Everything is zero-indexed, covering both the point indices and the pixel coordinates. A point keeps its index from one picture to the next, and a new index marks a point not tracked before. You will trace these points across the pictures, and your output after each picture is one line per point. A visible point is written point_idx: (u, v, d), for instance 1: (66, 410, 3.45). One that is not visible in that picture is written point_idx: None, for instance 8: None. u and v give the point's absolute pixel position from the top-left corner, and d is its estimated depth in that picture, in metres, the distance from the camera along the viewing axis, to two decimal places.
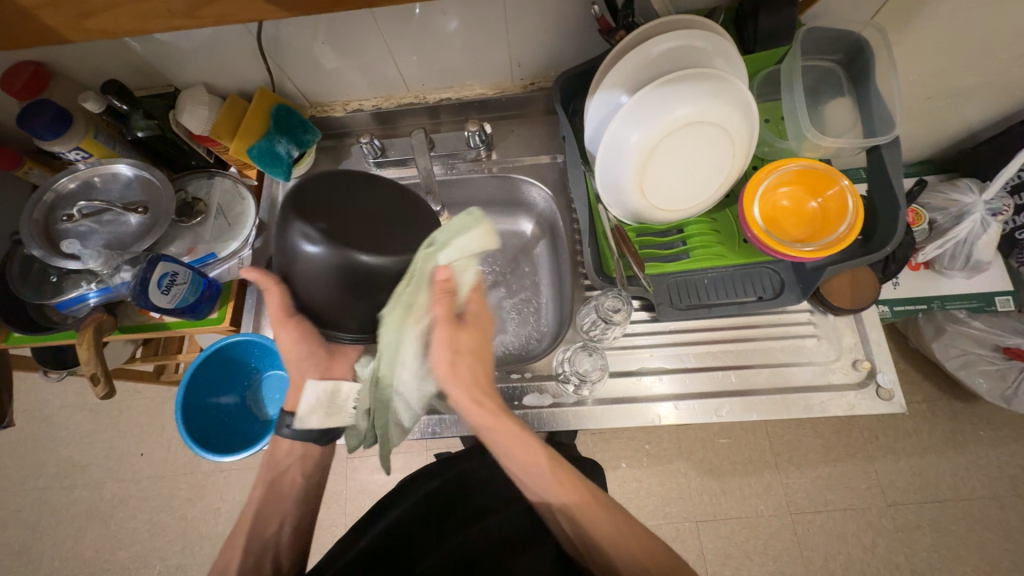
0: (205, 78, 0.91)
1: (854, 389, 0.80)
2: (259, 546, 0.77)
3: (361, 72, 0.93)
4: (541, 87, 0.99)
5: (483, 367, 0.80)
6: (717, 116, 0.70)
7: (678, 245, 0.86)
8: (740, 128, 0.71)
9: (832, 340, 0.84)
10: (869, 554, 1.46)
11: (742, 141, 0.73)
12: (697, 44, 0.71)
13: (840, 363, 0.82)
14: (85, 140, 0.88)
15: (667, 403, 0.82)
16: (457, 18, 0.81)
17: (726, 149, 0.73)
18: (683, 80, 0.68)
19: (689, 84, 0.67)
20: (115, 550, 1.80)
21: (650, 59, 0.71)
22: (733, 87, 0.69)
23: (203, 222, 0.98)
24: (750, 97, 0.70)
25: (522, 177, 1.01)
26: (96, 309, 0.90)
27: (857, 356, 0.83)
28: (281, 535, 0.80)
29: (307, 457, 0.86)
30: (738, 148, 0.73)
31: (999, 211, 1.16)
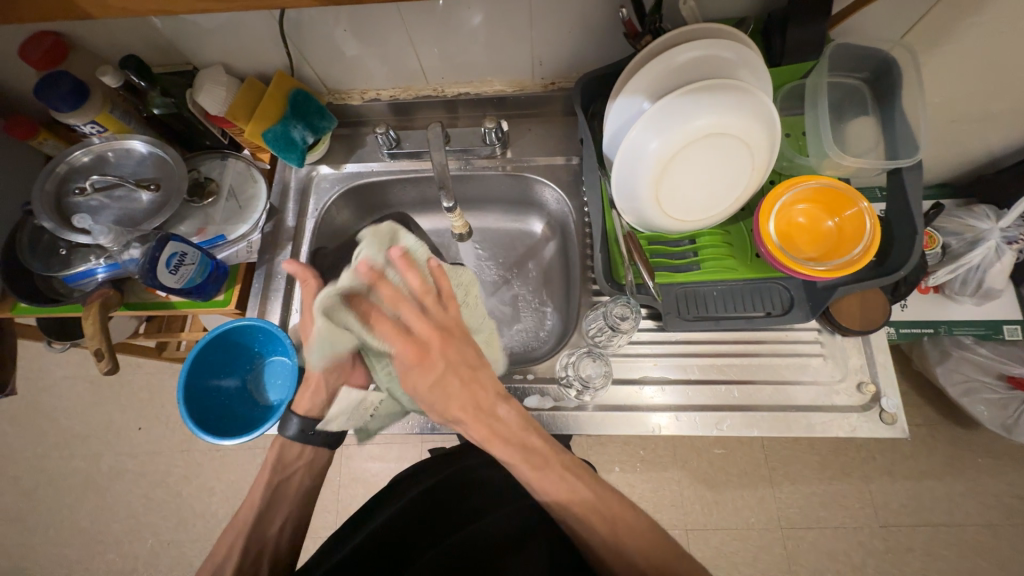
0: (225, 58, 0.91)
1: (857, 411, 0.80)
2: (259, 544, 0.79)
3: (381, 61, 0.93)
4: (561, 87, 0.98)
5: (477, 388, 0.73)
6: (738, 129, 0.68)
7: (690, 255, 0.85)
8: (761, 143, 0.70)
9: (839, 361, 0.83)
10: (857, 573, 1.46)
11: (763, 156, 0.72)
12: (722, 56, 0.70)
13: (845, 384, 0.82)
14: (101, 115, 0.87)
15: (669, 413, 0.82)
16: (481, 14, 0.80)
17: (745, 161, 0.72)
18: (704, 90, 0.67)
19: (712, 94, 0.67)
20: (111, 522, 1.82)
21: (674, 67, 0.70)
22: (757, 101, 0.68)
23: (214, 203, 0.97)
24: (773, 110, 0.69)
25: (535, 177, 1.00)
26: (103, 285, 0.90)
27: (862, 378, 0.82)
28: (275, 527, 0.82)
29: (314, 461, 0.88)
30: (757, 162, 0.72)
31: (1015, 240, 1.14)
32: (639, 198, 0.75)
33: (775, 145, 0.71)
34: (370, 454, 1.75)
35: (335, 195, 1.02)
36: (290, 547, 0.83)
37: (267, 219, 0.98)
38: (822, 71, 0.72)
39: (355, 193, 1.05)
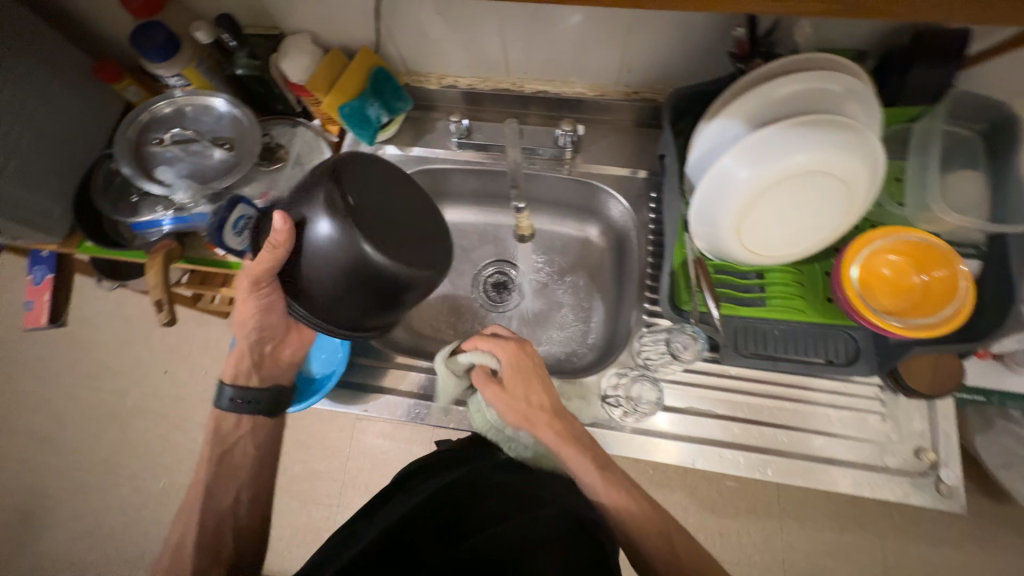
0: (313, 27, 0.91)
1: (912, 478, 0.76)
2: (214, 519, 0.80)
3: (466, 48, 0.91)
4: (644, 97, 0.95)
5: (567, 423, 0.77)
6: (840, 166, 0.65)
7: (755, 289, 0.82)
8: (861, 183, 0.66)
9: (900, 422, 0.79)
10: None
11: (859, 196, 0.68)
12: (831, 89, 0.66)
13: (902, 448, 0.78)
14: (187, 68, 0.88)
15: (711, 449, 0.79)
16: (580, 14, 0.78)
17: (840, 200, 0.68)
18: (808, 124, 0.63)
19: (817, 130, 0.63)
20: (126, 458, 1.88)
21: (778, 96, 0.67)
22: (864, 140, 0.64)
23: (280, 169, 0.98)
24: (879, 151, 0.65)
25: (602, 185, 0.98)
26: (168, 236, 0.92)
27: (922, 444, 0.78)
28: (230, 503, 0.83)
29: (257, 430, 0.88)
30: (853, 202, 0.68)
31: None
32: (719, 227, 0.72)
33: (874, 186, 0.67)
34: (379, 431, 1.72)
35: None
36: (250, 518, 0.85)
37: None
38: (937, 117, 0.69)
39: (418, 177, 1.04)
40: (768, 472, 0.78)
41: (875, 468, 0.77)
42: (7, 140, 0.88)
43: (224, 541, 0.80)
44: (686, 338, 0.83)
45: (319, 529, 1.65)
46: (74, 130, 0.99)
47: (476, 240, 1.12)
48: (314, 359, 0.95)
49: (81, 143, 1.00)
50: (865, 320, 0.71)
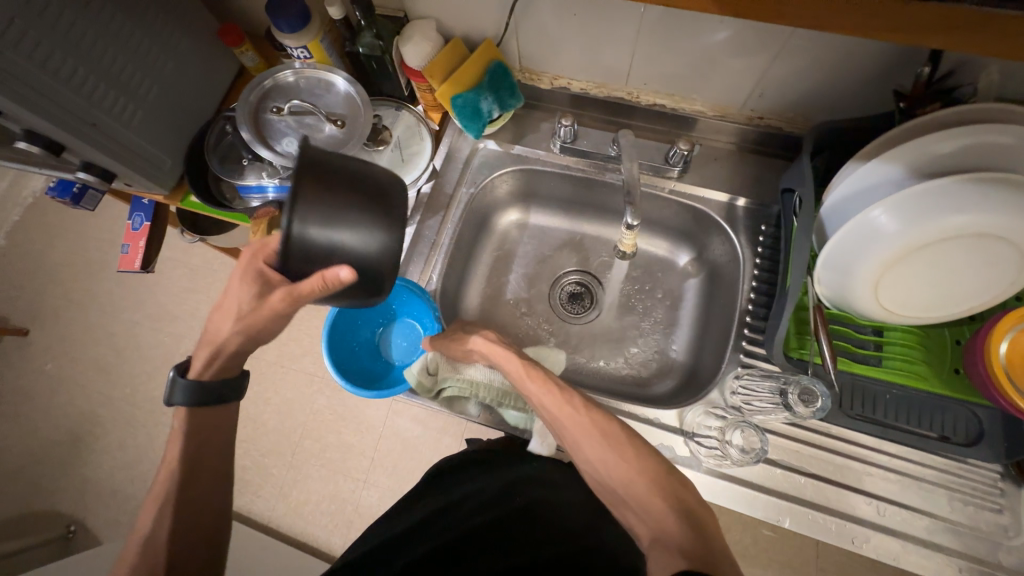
0: (440, 15, 0.90)
1: None
2: (192, 507, 0.70)
3: (591, 53, 0.88)
4: (768, 124, 0.90)
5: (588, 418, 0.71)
6: (1012, 230, 0.58)
7: (871, 347, 0.76)
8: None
9: (1021, 518, 0.71)
10: None
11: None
12: (1017, 142, 0.59)
13: (1021, 547, 0.70)
14: (312, 42, 0.89)
15: (801, 510, 0.73)
16: (729, 30, 0.73)
17: (1004, 264, 0.61)
18: (982, 180, 0.57)
19: (997, 191, 0.57)
20: (142, 401, 1.78)
21: (948, 147, 0.61)
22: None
23: (381, 151, 0.98)
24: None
25: (707, 211, 0.93)
26: (270, 203, 0.95)
27: None
28: (201, 490, 0.72)
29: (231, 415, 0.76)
30: (1019, 266, 0.61)
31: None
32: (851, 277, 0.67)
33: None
34: (412, 414, 1.66)
35: (504, 172, 1.01)
36: (215, 513, 0.73)
37: (427, 180, 0.97)
38: None
39: (519, 175, 1.02)
40: (863, 547, 0.72)
41: (986, 566, 0.70)
42: (139, 92, 0.90)
43: (204, 525, 0.71)
44: (809, 391, 0.72)
45: (343, 502, 1.60)
46: (194, 88, 1.01)
47: (558, 245, 1.09)
48: (395, 345, 0.96)
49: (198, 101, 1.02)
50: (999, 400, 0.65)
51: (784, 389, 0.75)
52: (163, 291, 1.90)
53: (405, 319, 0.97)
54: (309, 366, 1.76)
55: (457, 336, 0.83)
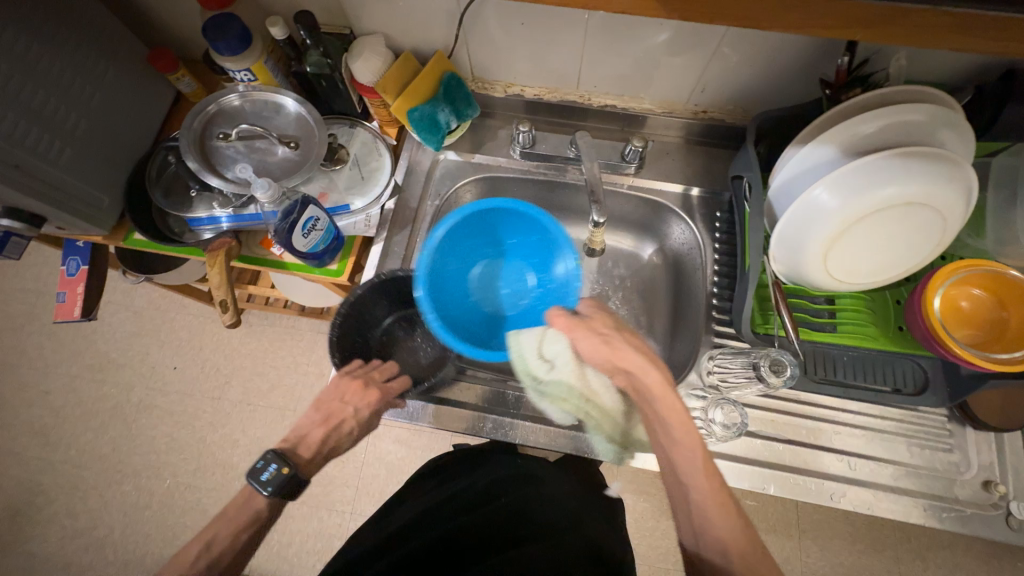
0: (387, 30, 0.89)
1: (982, 510, 0.76)
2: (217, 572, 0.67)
3: (541, 60, 0.91)
4: (711, 117, 0.95)
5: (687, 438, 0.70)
6: (932, 195, 0.65)
7: (826, 315, 0.82)
8: (951, 208, 0.67)
9: (970, 455, 0.79)
10: None
11: (947, 219, 0.68)
12: (926, 117, 0.66)
13: (971, 480, 0.78)
14: (256, 64, 0.86)
15: (782, 474, 0.78)
16: (669, 32, 0.78)
17: (929, 226, 0.69)
18: (900, 154, 0.63)
19: (913, 162, 0.64)
20: (92, 461, 1.63)
21: (869, 126, 0.67)
22: (957, 166, 0.64)
23: (339, 170, 0.96)
24: (970, 177, 0.65)
25: (665, 203, 0.97)
26: (226, 233, 0.90)
27: (991, 476, 0.77)
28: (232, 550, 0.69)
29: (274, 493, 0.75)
30: (941, 226, 0.68)
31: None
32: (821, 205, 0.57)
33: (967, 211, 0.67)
34: (394, 436, 1.62)
35: (467, 181, 1.01)
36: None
37: (389, 196, 0.96)
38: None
39: (482, 183, 1.03)
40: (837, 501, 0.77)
41: (949, 503, 0.76)
42: (66, 127, 0.84)
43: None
44: (778, 362, 0.75)
45: (331, 537, 1.53)
46: (127, 120, 0.95)
47: None
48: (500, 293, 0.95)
49: (133, 133, 0.96)
50: (937, 347, 0.73)
51: (756, 362, 0.77)
52: (105, 339, 1.75)
53: (514, 262, 0.95)
54: (279, 400, 1.67)
55: (610, 343, 0.76)
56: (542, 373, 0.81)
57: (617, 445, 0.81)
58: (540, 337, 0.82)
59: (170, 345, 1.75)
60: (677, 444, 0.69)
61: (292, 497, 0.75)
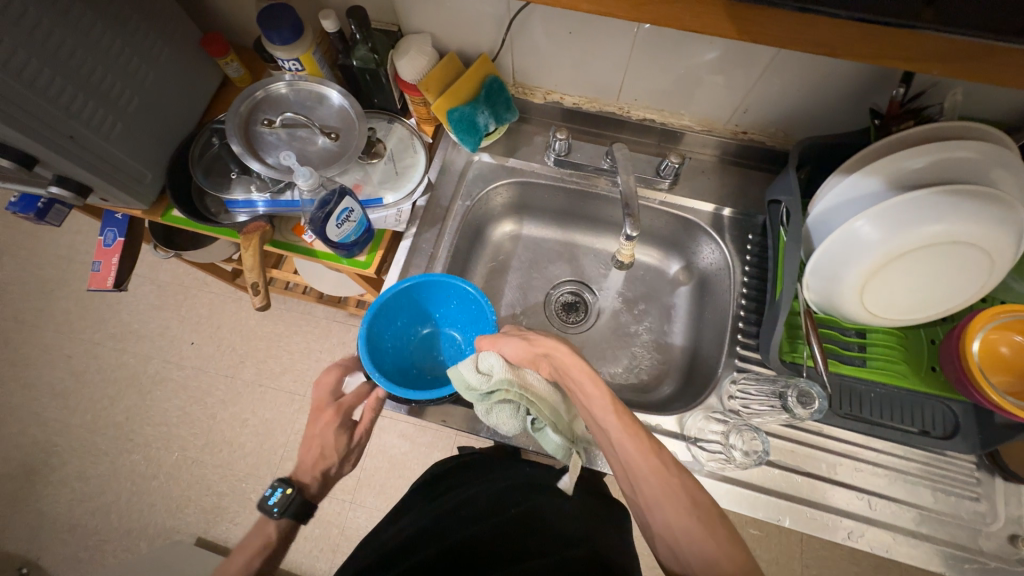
0: (435, 30, 0.91)
1: (1006, 565, 0.73)
2: None
3: (583, 70, 0.91)
4: (751, 138, 0.94)
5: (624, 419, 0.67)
6: (982, 236, 0.63)
7: (855, 349, 0.80)
8: (1000, 250, 0.65)
9: (998, 507, 0.76)
10: None
11: (995, 261, 0.66)
12: (981, 156, 0.64)
13: (997, 532, 0.75)
14: (306, 55, 0.87)
15: (796, 506, 0.76)
16: (717, 50, 0.77)
17: (975, 266, 0.67)
18: (951, 190, 0.62)
19: (961, 200, 0.62)
20: (105, 427, 1.67)
21: (918, 161, 0.66)
22: (1012, 208, 0.62)
23: (375, 163, 0.97)
24: (1023, 219, 0.63)
25: (697, 222, 0.96)
26: (261, 217, 0.92)
27: (1019, 531, 0.74)
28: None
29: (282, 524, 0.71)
30: (987, 268, 0.66)
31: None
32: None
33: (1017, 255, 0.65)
34: (400, 430, 1.63)
35: (498, 184, 1.01)
36: None
37: (421, 193, 0.97)
38: None
39: (513, 187, 1.03)
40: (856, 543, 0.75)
41: (972, 555, 0.74)
42: (119, 102, 0.86)
43: None
44: (806, 394, 0.73)
45: (329, 524, 1.54)
46: (176, 99, 0.97)
47: (552, 256, 1.11)
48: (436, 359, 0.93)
49: (179, 113, 0.99)
50: (970, 392, 0.71)
51: (785, 392, 0.75)
52: (128, 310, 1.80)
53: (445, 329, 0.96)
54: (290, 384, 1.70)
55: (527, 337, 0.78)
56: (479, 388, 0.76)
57: (562, 438, 0.77)
58: (471, 358, 0.78)
59: (190, 321, 1.79)
60: (608, 421, 0.68)
61: (303, 518, 0.72)
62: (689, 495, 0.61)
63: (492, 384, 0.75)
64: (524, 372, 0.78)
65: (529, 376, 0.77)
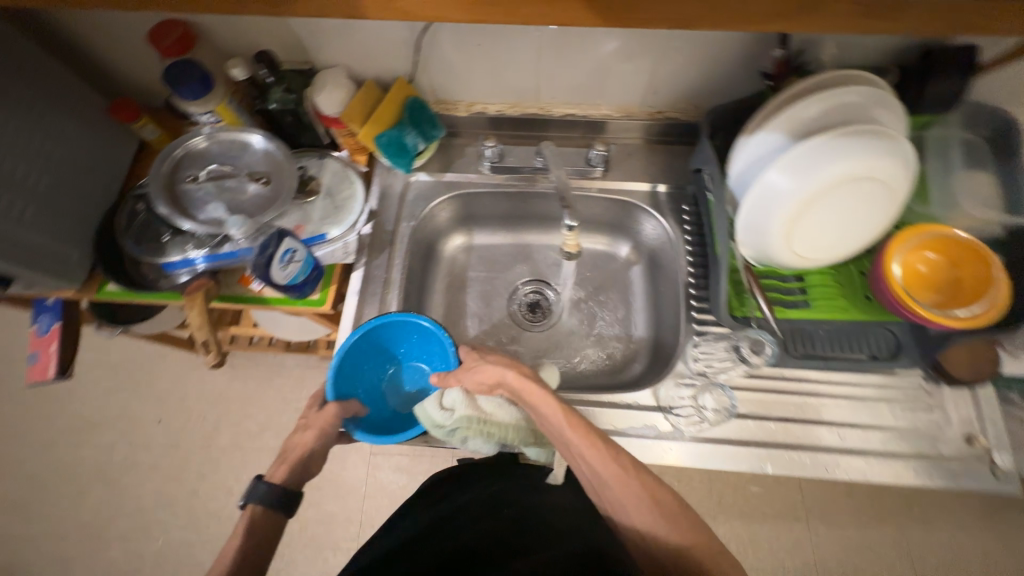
0: (347, 62, 0.92)
1: (967, 463, 0.79)
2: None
3: (498, 77, 0.94)
4: (667, 116, 1.00)
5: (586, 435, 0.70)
6: (877, 164, 0.70)
7: (797, 293, 0.85)
8: (894, 175, 0.71)
9: (950, 412, 0.82)
10: None
11: (893, 186, 0.72)
12: (862, 97, 0.71)
13: (953, 434, 0.81)
14: (221, 105, 0.87)
15: (774, 450, 0.80)
16: (615, 40, 0.82)
17: (878, 197, 0.73)
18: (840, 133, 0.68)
19: (851, 140, 0.68)
20: (75, 529, 1.55)
21: (809, 112, 0.72)
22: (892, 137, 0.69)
23: (313, 201, 0.97)
24: (906, 146, 0.70)
25: (634, 202, 1.00)
26: (203, 274, 0.90)
27: (971, 430, 0.80)
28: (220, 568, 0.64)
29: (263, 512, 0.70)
30: (889, 193, 0.73)
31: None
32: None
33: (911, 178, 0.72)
34: (394, 465, 1.59)
35: (439, 202, 1.03)
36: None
37: (365, 221, 0.97)
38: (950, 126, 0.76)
39: (455, 201, 1.05)
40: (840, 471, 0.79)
41: (937, 460, 0.79)
42: (27, 183, 0.83)
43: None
44: (757, 342, 0.85)
45: None
46: (92, 171, 0.94)
47: (507, 261, 1.12)
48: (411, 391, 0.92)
49: (98, 184, 0.95)
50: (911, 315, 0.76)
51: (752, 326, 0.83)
52: (82, 400, 1.69)
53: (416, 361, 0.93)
54: (270, 442, 1.63)
55: (480, 368, 0.79)
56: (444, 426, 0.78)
57: (538, 445, 0.81)
58: (434, 397, 0.80)
59: (152, 398, 1.70)
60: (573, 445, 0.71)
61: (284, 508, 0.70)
62: (649, 491, 0.69)
63: (450, 422, 0.78)
64: (476, 400, 0.80)
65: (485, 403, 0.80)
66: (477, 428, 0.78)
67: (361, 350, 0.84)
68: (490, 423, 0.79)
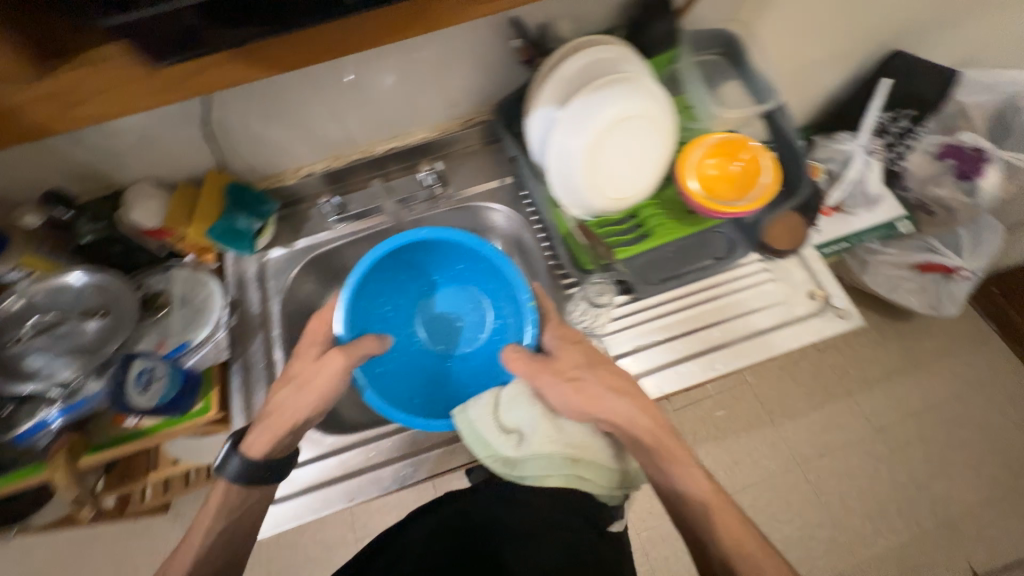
0: (151, 171, 0.91)
1: (815, 316, 0.92)
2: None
3: (308, 138, 0.98)
4: (479, 120, 1.07)
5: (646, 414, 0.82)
6: (638, 102, 0.79)
7: (635, 229, 0.94)
8: (656, 107, 0.81)
9: (788, 280, 0.95)
10: (879, 485, 1.56)
11: (661, 116, 0.83)
12: (609, 56, 0.82)
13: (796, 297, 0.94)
14: (24, 258, 0.83)
15: (665, 368, 0.90)
16: (392, 73, 0.88)
17: (651, 132, 0.83)
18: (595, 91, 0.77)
19: (607, 93, 0.78)
20: None
21: (568, 76, 0.82)
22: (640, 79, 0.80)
23: (168, 314, 0.94)
24: (658, 86, 0.82)
25: (479, 204, 1.08)
26: (62, 432, 0.83)
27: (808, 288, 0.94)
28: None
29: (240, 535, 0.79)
30: (661, 124, 0.83)
31: (886, 128, 1.34)
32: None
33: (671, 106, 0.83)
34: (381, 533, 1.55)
35: (298, 270, 1.04)
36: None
37: (230, 314, 0.96)
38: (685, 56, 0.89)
39: (316, 263, 1.07)
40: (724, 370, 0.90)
41: (793, 323, 0.91)
42: None
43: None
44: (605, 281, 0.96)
45: None
46: None
47: None
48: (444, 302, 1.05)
49: None
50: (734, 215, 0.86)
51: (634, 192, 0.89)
52: None
53: (453, 283, 1.05)
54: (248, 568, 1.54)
55: (566, 381, 0.83)
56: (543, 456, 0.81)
57: (575, 471, 0.81)
58: (495, 415, 0.84)
59: None
60: (675, 459, 0.80)
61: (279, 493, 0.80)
62: (706, 482, 0.78)
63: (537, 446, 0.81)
64: (569, 441, 0.83)
65: (565, 423, 0.84)
66: (559, 463, 0.81)
67: (397, 261, 0.95)
68: (573, 453, 0.82)
